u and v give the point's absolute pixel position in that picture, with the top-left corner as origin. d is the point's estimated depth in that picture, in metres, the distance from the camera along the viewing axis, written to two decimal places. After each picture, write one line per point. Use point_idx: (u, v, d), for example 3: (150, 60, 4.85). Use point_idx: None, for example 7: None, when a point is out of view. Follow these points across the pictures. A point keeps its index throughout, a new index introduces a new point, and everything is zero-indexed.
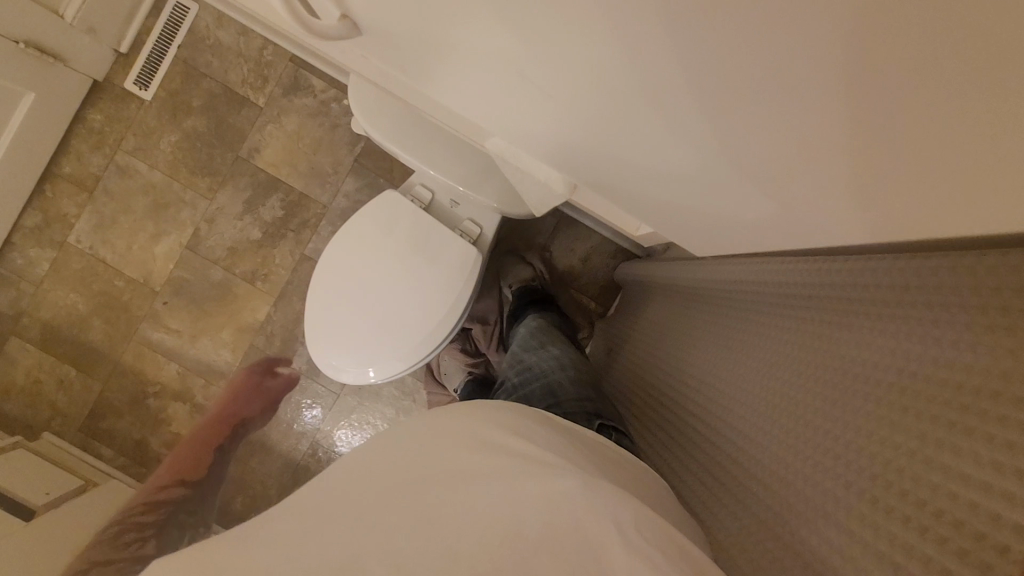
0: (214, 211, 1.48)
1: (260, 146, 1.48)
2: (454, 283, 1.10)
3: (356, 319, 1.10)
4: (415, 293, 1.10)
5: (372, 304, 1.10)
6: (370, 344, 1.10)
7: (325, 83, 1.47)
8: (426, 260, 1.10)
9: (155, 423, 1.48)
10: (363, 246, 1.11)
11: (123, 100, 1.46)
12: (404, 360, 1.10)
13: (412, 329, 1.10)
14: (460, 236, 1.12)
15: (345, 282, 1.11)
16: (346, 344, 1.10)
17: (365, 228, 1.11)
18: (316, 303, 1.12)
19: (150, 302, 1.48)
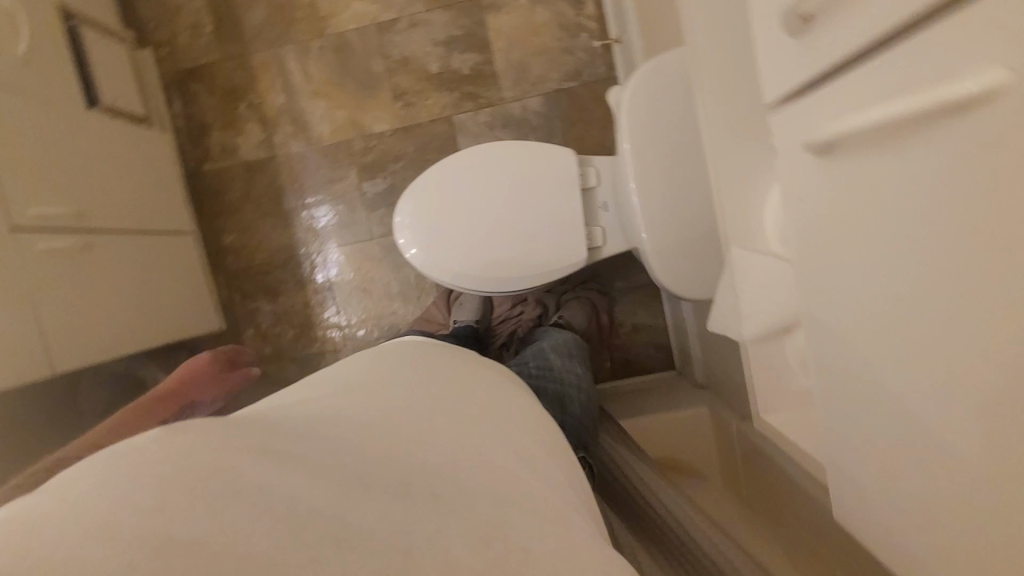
0: (421, 19, 1.45)
1: (502, 8, 1.44)
2: (531, 268, 1.07)
3: (447, 223, 1.08)
4: (502, 241, 1.07)
5: (469, 225, 1.07)
6: (441, 252, 1.08)
7: (596, 12, 1.42)
8: (542, 229, 1.06)
9: (228, 125, 1.49)
10: (501, 173, 1.07)
11: None
12: (438, 271, 1.08)
13: (469, 259, 1.07)
14: (582, 238, 1.06)
15: (461, 187, 1.08)
16: (422, 235, 1.08)
17: (515, 160, 1.07)
18: (423, 182, 1.09)
19: (311, 36, 1.47)
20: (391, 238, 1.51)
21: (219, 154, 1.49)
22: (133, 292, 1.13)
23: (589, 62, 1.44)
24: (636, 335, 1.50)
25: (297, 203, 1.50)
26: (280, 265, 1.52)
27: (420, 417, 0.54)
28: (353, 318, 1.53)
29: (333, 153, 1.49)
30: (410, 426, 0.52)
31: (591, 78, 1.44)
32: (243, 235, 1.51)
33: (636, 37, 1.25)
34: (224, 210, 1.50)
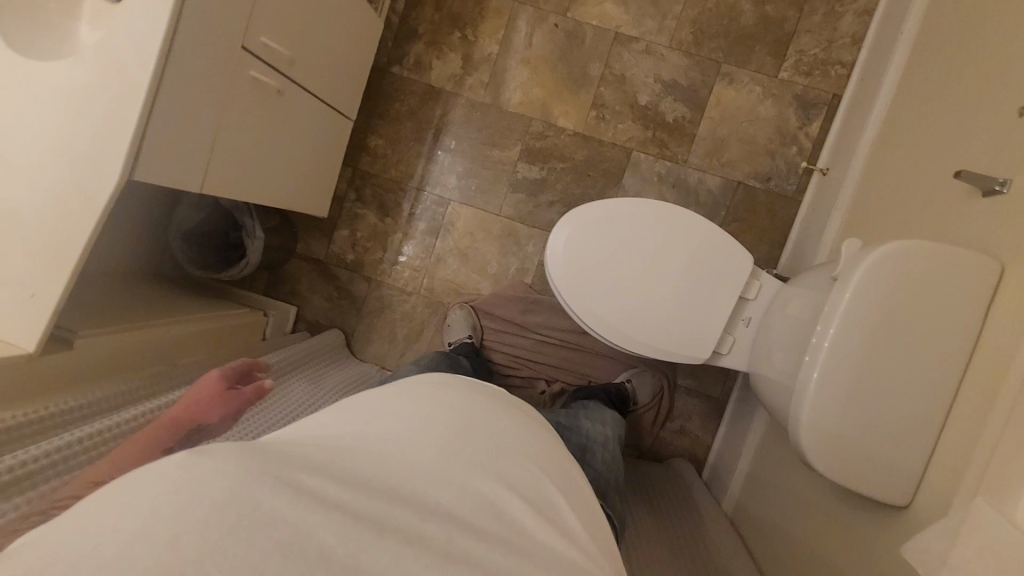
0: (658, 50, 1.43)
1: (735, 83, 1.41)
2: (634, 335, 1.06)
3: (597, 274, 1.06)
4: (636, 297, 1.05)
5: (619, 282, 1.05)
6: (587, 301, 1.06)
7: (818, 135, 1.39)
8: (696, 305, 1.04)
9: (435, 43, 1.49)
10: (655, 235, 1.05)
11: None
12: (564, 277, 1.07)
13: (596, 289, 1.06)
14: (701, 340, 1.04)
15: (613, 240, 1.06)
16: (572, 280, 1.07)
17: (671, 225, 1.05)
18: (571, 227, 1.07)
19: (553, 9, 1.45)
20: (513, 223, 1.49)
21: (412, 64, 1.49)
22: (284, 148, 1.12)
23: (784, 175, 1.41)
24: (677, 436, 1.47)
25: (452, 146, 1.50)
26: (406, 190, 1.52)
27: (374, 432, 0.56)
28: (439, 272, 1.52)
29: (510, 121, 1.49)
30: (364, 437, 0.54)
31: (777, 189, 1.41)
32: (389, 146, 1.51)
33: (850, 182, 1.22)
34: (386, 115, 1.51)
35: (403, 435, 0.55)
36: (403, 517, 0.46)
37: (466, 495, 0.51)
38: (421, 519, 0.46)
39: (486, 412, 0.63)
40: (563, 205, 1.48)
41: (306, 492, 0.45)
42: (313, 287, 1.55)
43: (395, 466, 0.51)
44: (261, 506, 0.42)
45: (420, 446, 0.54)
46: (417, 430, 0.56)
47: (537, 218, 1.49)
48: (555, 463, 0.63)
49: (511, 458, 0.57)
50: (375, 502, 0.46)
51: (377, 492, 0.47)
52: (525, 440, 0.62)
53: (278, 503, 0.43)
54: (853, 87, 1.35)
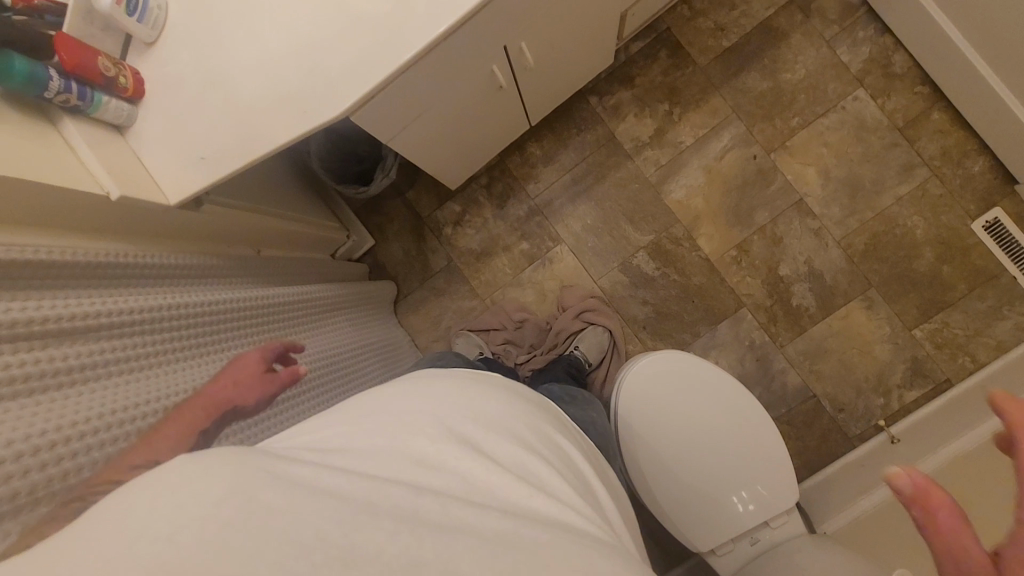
0: (825, 237, 1.41)
1: (871, 310, 1.40)
2: (655, 489, 1.08)
3: (653, 435, 1.08)
4: (677, 458, 1.07)
5: (669, 448, 1.08)
6: (642, 461, 1.08)
7: (909, 403, 1.38)
8: (742, 487, 1.05)
9: (640, 101, 1.46)
10: (707, 402, 1.08)
11: (981, 199, 1.35)
12: (627, 400, 1.10)
13: (648, 429, 1.09)
14: (708, 533, 1.06)
15: (669, 400, 1.09)
16: (630, 427, 1.09)
17: (722, 392, 1.08)
18: (633, 376, 1.11)
19: (761, 141, 1.43)
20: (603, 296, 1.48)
21: (609, 105, 1.47)
22: (469, 129, 1.11)
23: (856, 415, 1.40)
24: None
25: (595, 197, 1.49)
26: (531, 206, 1.51)
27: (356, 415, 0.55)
28: (512, 293, 1.52)
29: (658, 209, 1.47)
30: (344, 427, 0.54)
31: (842, 423, 1.41)
32: (542, 160, 1.50)
33: None
34: (557, 133, 1.50)
35: (383, 421, 0.55)
36: (394, 492, 0.46)
37: (455, 478, 0.50)
38: (415, 494, 0.46)
39: (462, 392, 0.61)
40: (654, 310, 1.48)
41: (301, 482, 0.44)
42: (397, 235, 1.54)
43: (380, 451, 0.51)
44: (257, 502, 0.41)
45: (404, 433, 0.53)
46: (400, 416, 0.56)
47: (624, 306, 1.48)
48: (541, 432, 0.61)
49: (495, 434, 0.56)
50: (371, 479, 0.46)
51: (361, 470, 0.47)
52: (508, 414, 0.60)
53: (275, 493, 0.43)
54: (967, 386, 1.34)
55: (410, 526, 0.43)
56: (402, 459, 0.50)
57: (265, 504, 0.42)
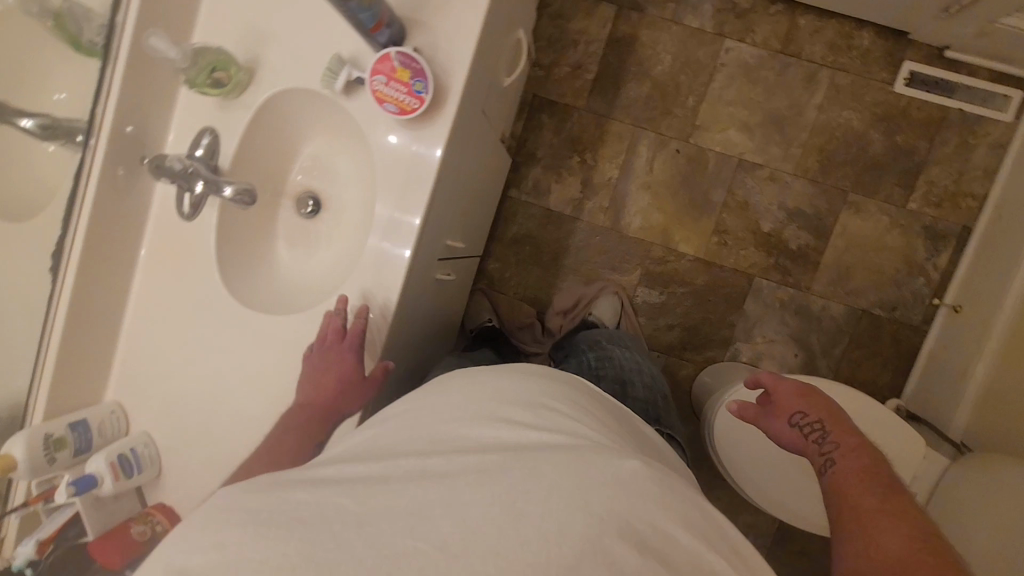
0: (782, 177, 1.43)
1: (861, 212, 1.41)
2: (803, 514, 1.09)
3: (766, 476, 1.10)
4: (802, 476, 1.09)
5: (786, 482, 1.09)
6: (766, 502, 1.10)
7: (946, 267, 1.39)
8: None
9: (554, 167, 1.49)
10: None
11: (888, 64, 1.37)
12: (730, 454, 1.11)
13: (762, 467, 1.10)
14: None
15: (766, 438, 1.10)
16: (745, 473, 1.11)
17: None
18: (721, 432, 1.11)
19: (674, 134, 1.45)
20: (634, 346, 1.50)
21: (530, 188, 1.50)
22: (444, 319, 1.14)
23: (910, 305, 1.41)
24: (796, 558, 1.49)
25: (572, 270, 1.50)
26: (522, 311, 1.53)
27: (441, 419, 0.66)
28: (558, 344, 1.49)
29: (628, 245, 1.49)
30: (405, 434, 0.65)
31: (903, 318, 1.42)
32: (507, 267, 1.53)
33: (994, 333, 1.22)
34: (503, 237, 1.52)
35: (438, 420, 0.66)
36: (473, 464, 0.57)
37: (504, 442, 0.61)
38: (470, 462, 0.58)
39: (492, 377, 0.72)
40: (685, 329, 1.49)
41: (382, 484, 0.56)
42: None
43: (439, 442, 0.62)
44: (346, 503, 0.54)
45: (463, 423, 0.64)
46: (445, 411, 0.67)
47: (656, 341, 1.50)
48: (572, 394, 0.71)
49: (525, 402, 0.67)
50: (433, 460, 0.58)
51: (421, 457, 0.59)
52: (536, 387, 0.70)
53: (361, 495, 0.55)
54: (986, 222, 1.35)
55: (473, 489, 0.54)
56: (456, 443, 0.61)
57: (370, 496, 0.55)
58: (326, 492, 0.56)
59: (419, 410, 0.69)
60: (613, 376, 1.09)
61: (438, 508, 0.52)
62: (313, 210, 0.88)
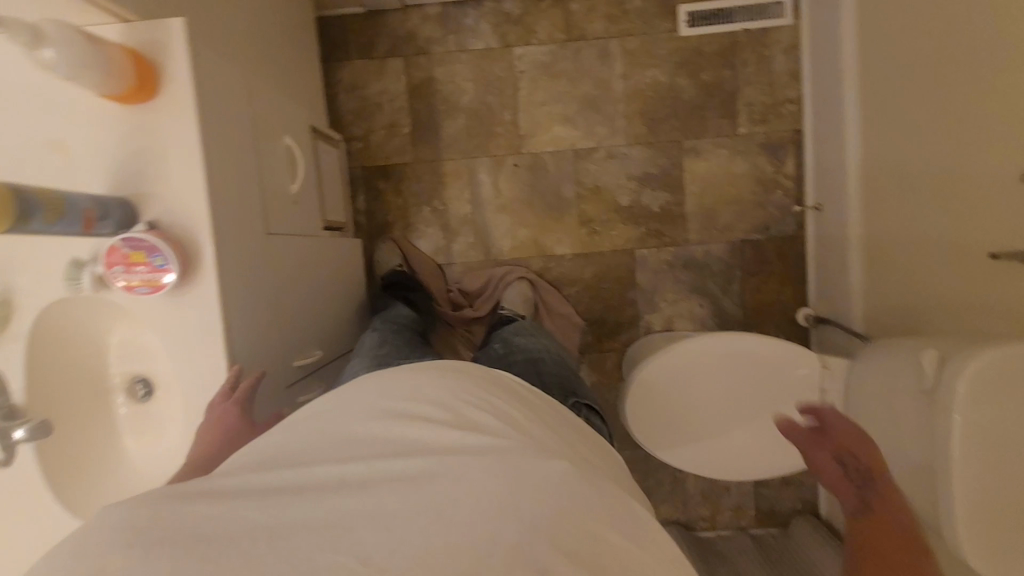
0: (619, 151, 1.46)
1: (702, 153, 1.45)
2: (732, 463, 1.15)
3: (688, 443, 1.15)
4: (719, 430, 1.14)
5: (705, 442, 1.15)
6: (693, 465, 1.16)
7: (795, 173, 1.44)
8: (778, 421, 1.13)
9: (411, 225, 1.49)
10: (705, 384, 1.13)
11: (665, 14, 1.42)
12: (651, 435, 1.15)
13: (682, 435, 1.15)
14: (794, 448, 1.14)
15: (679, 409, 1.14)
16: (670, 446, 1.15)
17: (711, 368, 1.13)
18: (634, 415, 1.15)
19: (507, 152, 1.47)
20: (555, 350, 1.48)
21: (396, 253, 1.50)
22: None
23: (780, 219, 1.46)
24: (783, 491, 1.50)
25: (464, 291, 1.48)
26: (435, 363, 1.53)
27: (348, 415, 0.57)
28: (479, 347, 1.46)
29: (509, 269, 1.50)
30: (303, 434, 0.56)
31: (779, 234, 1.46)
32: None
33: (852, 221, 1.26)
34: None
35: (358, 414, 0.57)
36: (374, 469, 0.49)
37: (442, 436, 0.53)
38: (403, 467, 0.49)
39: (440, 369, 0.63)
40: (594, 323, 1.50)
41: (263, 497, 0.47)
42: None
43: (366, 439, 0.54)
44: (250, 517, 0.45)
45: (373, 421, 0.55)
46: (379, 404, 0.58)
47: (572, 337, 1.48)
48: (498, 383, 0.64)
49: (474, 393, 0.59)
50: (353, 466, 0.50)
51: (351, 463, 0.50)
52: (487, 382, 0.62)
53: (267, 506, 0.46)
54: (810, 120, 1.40)
55: (410, 494, 0.46)
56: (363, 443, 0.53)
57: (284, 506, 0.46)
58: (228, 508, 0.46)
59: (340, 405, 0.59)
60: (522, 360, 0.98)
61: (358, 519, 0.44)
62: (144, 394, 0.82)
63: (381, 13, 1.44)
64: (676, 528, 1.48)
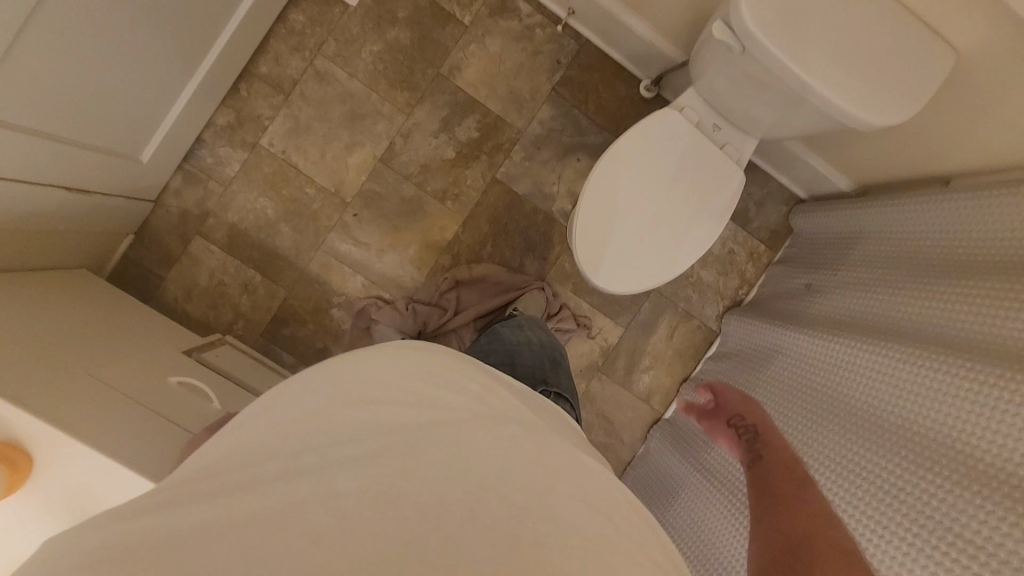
0: (408, 125, 1.47)
1: (462, 65, 1.47)
2: (687, 246, 1.15)
3: (631, 265, 1.14)
4: (660, 226, 1.13)
5: (659, 245, 1.14)
6: (636, 282, 1.14)
7: (533, 7, 1.47)
8: (696, 180, 1.14)
9: (338, 335, 1.49)
10: (629, 182, 1.12)
11: (328, 4, 1.42)
12: (611, 270, 1.13)
13: (636, 252, 1.13)
14: (721, 184, 1.15)
15: (619, 224, 1.12)
16: (632, 274, 1.14)
17: (629, 163, 1.12)
18: (585, 263, 1.12)
19: (339, 213, 1.47)
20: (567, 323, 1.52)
21: None
22: None
23: (559, 46, 1.49)
24: (764, 209, 1.57)
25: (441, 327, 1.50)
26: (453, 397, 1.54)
27: (351, 391, 0.65)
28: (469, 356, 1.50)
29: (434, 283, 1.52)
30: (312, 413, 0.63)
31: (570, 56, 1.50)
32: None
33: None
34: None
35: (314, 402, 0.64)
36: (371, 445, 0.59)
37: (425, 414, 0.63)
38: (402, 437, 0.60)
39: (409, 359, 0.69)
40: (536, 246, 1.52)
41: (295, 471, 0.56)
42: None
43: (359, 421, 0.62)
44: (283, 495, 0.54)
45: (372, 403, 0.63)
46: (371, 387, 0.65)
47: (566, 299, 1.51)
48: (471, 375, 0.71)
49: (441, 384, 0.67)
50: (356, 446, 0.59)
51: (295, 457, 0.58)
52: (452, 368, 0.70)
53: (291, 490, 0.54)
54: None
55: (403, 465, 0.57)
56: (363, 419, 0.62)
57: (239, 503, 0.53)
58: (261, 490, 0.54)
59: (293, 398, 0.65)
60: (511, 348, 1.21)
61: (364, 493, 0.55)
62: None
63: (144, 224, 1.41)
64: (731, 313, 1.55)
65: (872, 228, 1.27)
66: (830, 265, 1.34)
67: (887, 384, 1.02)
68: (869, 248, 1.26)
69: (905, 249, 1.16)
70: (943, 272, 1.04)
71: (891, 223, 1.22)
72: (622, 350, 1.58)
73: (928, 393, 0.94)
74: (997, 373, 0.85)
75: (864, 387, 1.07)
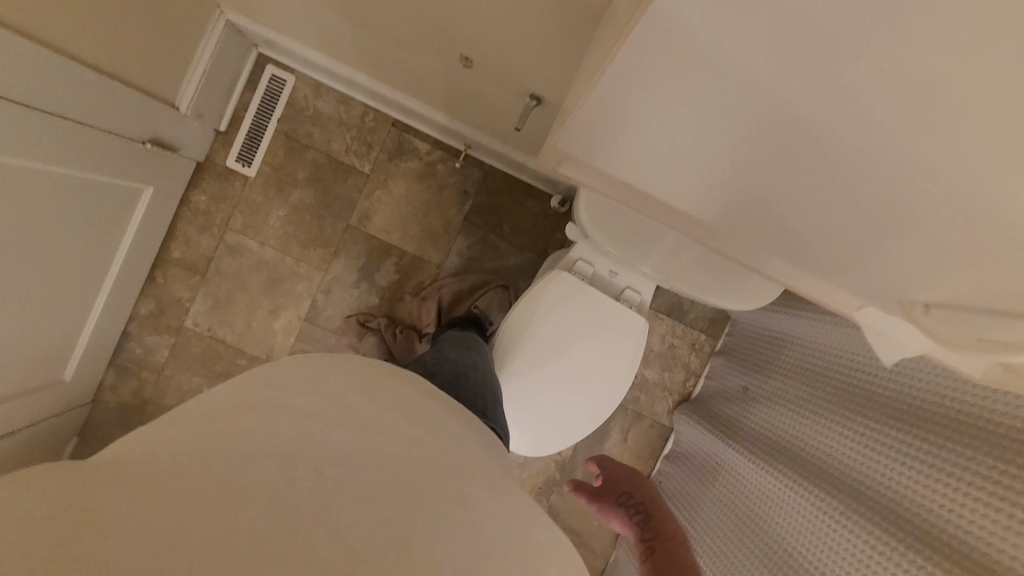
0: (326, 280, 1.48)
1: (370, 212, 1.48)
2: (599, 403, 1.16)
3: (548, 431, 1.17)
4: (569, 390, 1.14)
5: (571, 408, 1.15)
6: (549, 446, 1.18)
7: (430, 144, 1.47)
8: (595, 339, 1.13)
9: None
10: (545, 347, 1.13)
11: (228, 179, 1.43)
12: (530, 439, 1.17)
13: (551, 418, 1.15)
14: (623, 339, 1.13)
15: (535, 393, 1.14)
16: (550, 438, 1.17)
17: (551, 321, 1.12)
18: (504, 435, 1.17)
19: None
20: None
21: None
22: None
23: (464, 176, 1.48)
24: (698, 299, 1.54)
25: None
26: None
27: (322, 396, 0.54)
28: None
29: None
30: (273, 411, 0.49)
31: (477, 184, 1.49)
32: None
33: None
34: None
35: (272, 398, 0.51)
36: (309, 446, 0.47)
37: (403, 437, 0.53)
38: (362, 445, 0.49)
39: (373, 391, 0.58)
40: None
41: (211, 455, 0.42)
42: None
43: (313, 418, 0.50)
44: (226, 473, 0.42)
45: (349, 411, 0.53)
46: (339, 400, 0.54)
47: None
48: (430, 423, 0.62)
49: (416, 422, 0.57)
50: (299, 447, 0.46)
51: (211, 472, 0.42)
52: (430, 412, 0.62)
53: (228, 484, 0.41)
54: (390, 108, 1.43)
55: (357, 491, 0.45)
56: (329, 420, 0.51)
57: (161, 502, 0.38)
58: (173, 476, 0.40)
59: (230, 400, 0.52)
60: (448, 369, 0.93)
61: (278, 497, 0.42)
62: None
63: (87, 423, 1.44)
64: (680, 410, 1.53)
65: (800, 338, 1.24)
66: (766, 374, 1.31)
67: (807, 536, 1.00)
68: (796, 361, 1.23)
69: (827, 371, 1.13)
70: (858, 412, 1.02)
71: (814, 338, 1.19)
72: (578, 460, 1.57)
73: (840, 558, 0.92)
74: (875, 537, 0.86)
75: (790, 533, 1.04)
